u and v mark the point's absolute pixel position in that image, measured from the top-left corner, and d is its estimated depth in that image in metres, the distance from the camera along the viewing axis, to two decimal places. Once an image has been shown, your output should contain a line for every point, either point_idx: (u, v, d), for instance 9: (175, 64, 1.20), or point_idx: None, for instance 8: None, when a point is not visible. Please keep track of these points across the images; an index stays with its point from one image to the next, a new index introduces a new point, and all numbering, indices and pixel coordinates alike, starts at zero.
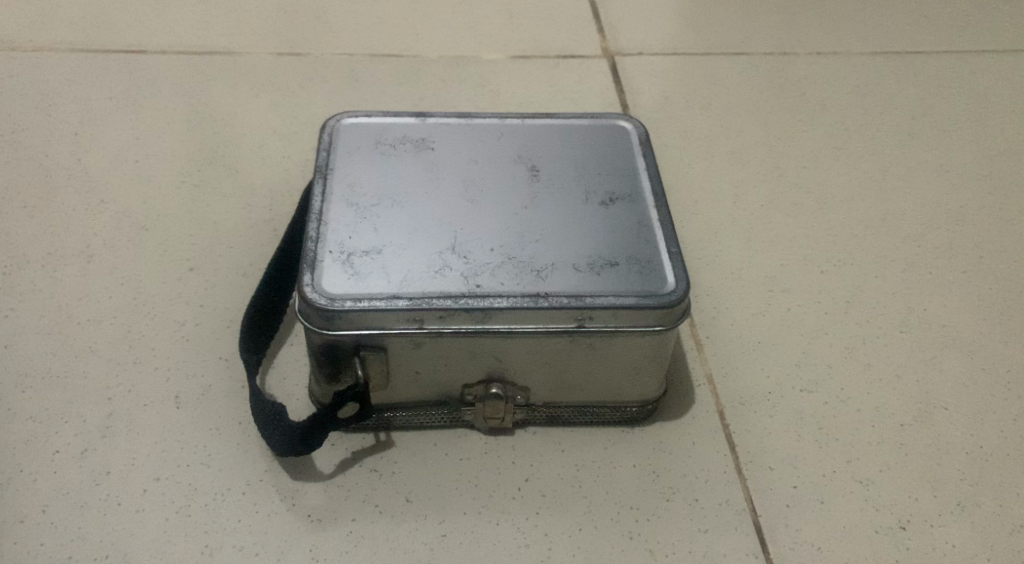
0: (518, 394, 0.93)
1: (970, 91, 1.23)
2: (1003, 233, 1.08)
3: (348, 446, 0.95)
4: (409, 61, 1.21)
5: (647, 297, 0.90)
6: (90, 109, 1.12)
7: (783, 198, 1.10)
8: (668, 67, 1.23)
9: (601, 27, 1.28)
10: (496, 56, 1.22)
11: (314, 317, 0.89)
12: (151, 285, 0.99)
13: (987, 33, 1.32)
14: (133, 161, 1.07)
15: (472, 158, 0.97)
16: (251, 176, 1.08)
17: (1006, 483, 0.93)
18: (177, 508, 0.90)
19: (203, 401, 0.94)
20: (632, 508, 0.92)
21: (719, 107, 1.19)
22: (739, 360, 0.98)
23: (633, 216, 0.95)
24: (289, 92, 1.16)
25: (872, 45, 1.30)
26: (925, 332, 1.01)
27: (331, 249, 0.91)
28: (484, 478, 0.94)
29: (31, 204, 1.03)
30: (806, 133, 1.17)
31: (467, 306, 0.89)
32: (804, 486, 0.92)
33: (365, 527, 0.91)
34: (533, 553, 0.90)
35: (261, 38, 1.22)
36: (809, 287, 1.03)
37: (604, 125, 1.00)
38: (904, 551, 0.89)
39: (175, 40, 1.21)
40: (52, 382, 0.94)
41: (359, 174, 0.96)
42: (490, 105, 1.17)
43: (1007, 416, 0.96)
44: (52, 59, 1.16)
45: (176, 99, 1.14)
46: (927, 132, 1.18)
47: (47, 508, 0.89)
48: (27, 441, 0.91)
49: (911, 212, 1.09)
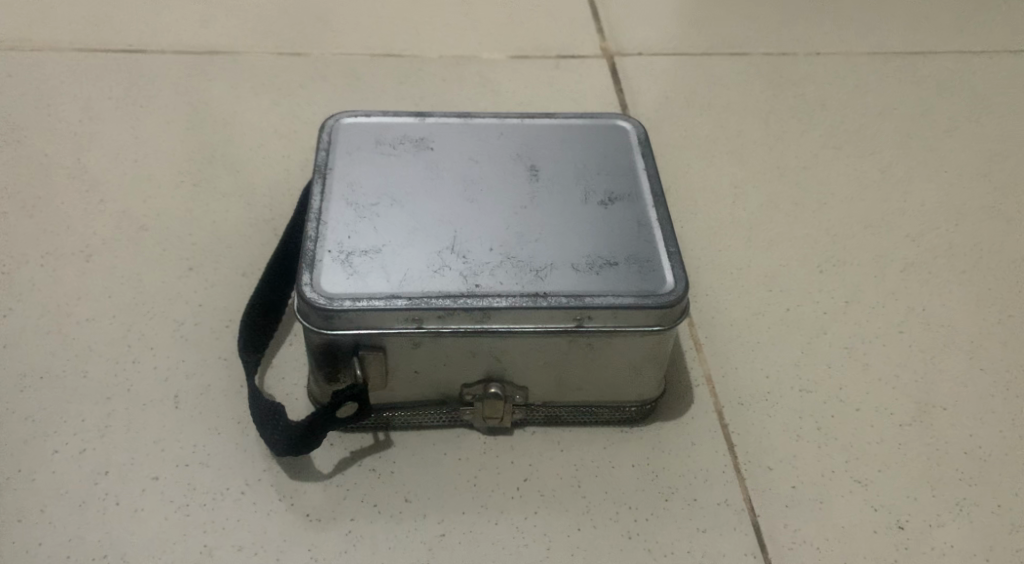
0: (517, 393, 0.92)
1: (968, 96, 1.26)
2: (1001, 235, 1.11)
3: (348, 445, 0.93)
4: (412, 61, 1.25)
5: (647, 296, 0.88)
6: (96, 114, 1.14)
7: (783, 198, 1.13)
8: (665, 70, 1.26)
9: (601, 28, 1.32)
10: (496, 58, 1.26)
11: (313, 317, 0.87)
12: (150, 284, 1.01)
13: (983, 39, 1.35)
14: (134, 162, 1.10)
15: (471, 158, 0.97)
16: (252, 176, 1.10)
17: (1005, 482, 0.94)
18: (176, 508, 0.90)
19: (203, 401, 0.95)
20: (631, 507, 0.92)
21: (717, 109, 1.22)
22: (740, 361, 0.99)
23: (633, 216, 0.93)
24: (290, 91, 1.20)
25: (872, 45, 1.33)
26: (926, 332, 1.02)
27: (330, 248, 0.90)
28: (484, 478, 0.92)
29: (36, 209, 1.05)
30: (805, 133, 1.20)
31: (467, 306, 0.87)
32: (804, 486, 0.93)
33: (365, 527, 0.90)
34: (533, 553, 0.89)
35: (263, 38, 1.26)
36: (808, 287, 1.05)
37: (604, 126, 1.00)
38: (903, 550, 0.91)
39: (176, 40, 1.24)
40: (51, 381, 0.95)
41: (359, 174, 0.95)
42: (491, 104, 1.21)
43: (1007, 417, 0.98)
44: (55, 59, 1.19)
45: (177, 100, 1.17)
46: (928, 133, 1.21)
47: (46, 508, 0.89)
48: (27, 440, 0.92)
49: (911, 213, 1.12)
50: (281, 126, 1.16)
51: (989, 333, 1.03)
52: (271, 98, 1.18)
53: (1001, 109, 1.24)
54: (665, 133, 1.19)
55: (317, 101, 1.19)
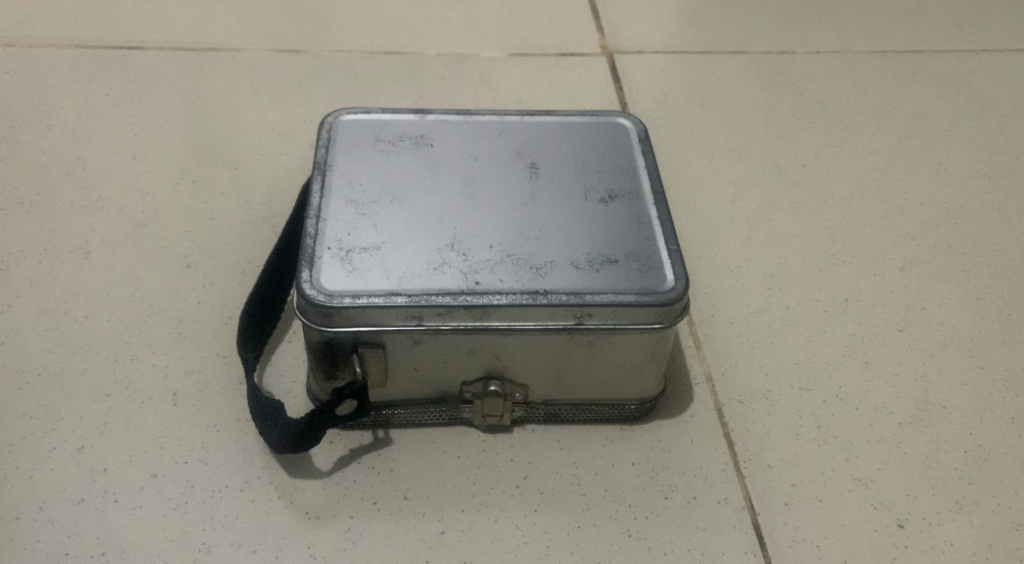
0: (517, 391, 0.92)
1: (967, 95, 1.26)
2: (1001, 234, 1.11)
3: (346, 443, 0.93)
4: (412, 59, 1.25)
5: (647, 294, 0.88)
6: (93, 112, 1.14)
7: (783, 196, 1.13)
8: (664, 68, 1.26)
9: (600, 27, 1.32)
10: (495, 56, 1.26)
11: (312, 314, 0.87)
12: (148, 281, 1.01)
13: (983, 38, 1.35)
14: (133, 159, 1.10)
15: (470, 156, 0.96)
16: (251, 172, 1.10)
17: (1004, 481, 0.94)
18: (175, 505, 0.90)
19: (202, 398, 0.95)
20: (631, 506, 0.91)
21: (716, 108, 1.22)
22: (740, 359, 0.99)
23: (634, 213, 0.93)
24: (290, 88, 1.20)
25: (871, 44, 1.33)
26: (925, 331, 1.02)
27: (329, 245, 0.89)
28: (483, 475, 0.92)
29: (34, 206, 1.05)
30: (805, 132, 1.20)
31: (467, 303, 0.87)
32: (803, 484, 0.93)
33: (364, 524, 0.90)
34: (533, 552, 0.89)
35: (262, 35, 1.25)
36: (808, 285, 1.05)
37: (604, 123, 1.00)
38: (902, 549, 0.91)
39: (173, 37, 1.24)
40: (49, 378, 0.95)
41: (357, 172, 0.94)
42: (490, 102, 1.20)
43: (1006, 416, 0.98)
44: (52, 55, 1.19)
45: (176, 97, 1.17)
46: (928, 132, 1.21)
47: (44, 505, 0.89)
48: (24, 438, 0.92)
49: (910, 212, 1.12)
50: (280, 124, 1.15)
51: (989, 331, 1.03)
52: (269, 96, 1.18)
53: (1001, 108, 1.25)
54: (664, 131, 1.19)
55: (316, 98, 1.19)
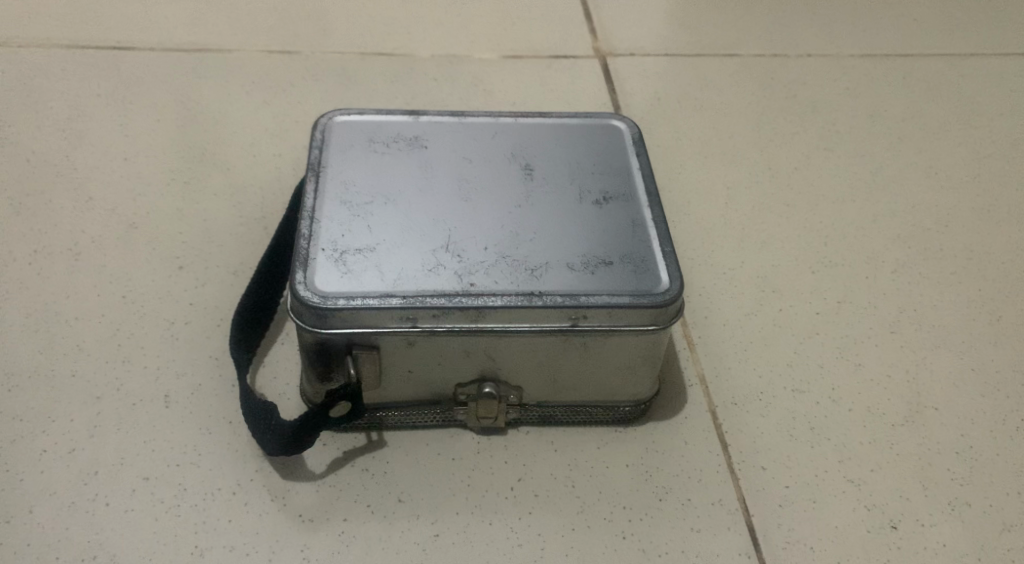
0: (511, 393, 0.91)
1: (957, 97, 1.27)
2: (991, 237, 1.11)
3: (340, 445, 0.93)
4: (404, 60, 1.24)
5: (642, 296, 0.88)
6: (83, 112, 1.13)
7: (776, 199, 1.13)
8: (657, 71, 1.26)
9: (592, 29, 1.32)
10: (488, 57, 1.26)
11: (306, 315, 0.87)
12: (139, 283, 1.00)
13: (972, 41, 1.36)
14: (124, 160, 1.09)
15: (465, 157, 0.96)
16: (243, 173, 1.09)
17: (995, 482, 0.94)
18: (167, 508, 0.89)
19: (194, 401, 0.94)
20: (625, 508, 0.91)
21: (709, 111, 1.22)
22: (734, 362, 0.99)
23: (628, 215, 0.93)
24: (282, 89, 1.19)
25: (863, 46, 1.34)
26: (916, 333, 1.03)
27: (324, 246, 0.89)
28: (478, 477, 0.92)
29: (24, 206, 1.04)
30: (796, 134, 1.20)
31: (462, 305, 0.87)
32: (796, 486, 0.93)
33: (357, 527, 0.89)
34: (528, 554, 0.89)
35: (254, 35, 1.25)
36: (800, 287, 1.05)
37: (598, 125, 1.00)
38: (895, 550, 0.91)
39: (164, 37, 1.23)
40: (38, 381, 0.94)
41: (351, 173, 0.94)
42: (482, 104, 1.20)
43: (997, 417, 0.98)
44: (43, 55, 1.18)
45: (166, 96, 1.16)
46: (918, 134, 1.22)
47: (34, 508, 0.88)
48: (15, 440, 0.91)
49: (902, 214, 1.12)
50: (272, 124, 1.15)
51: (980, 333, 1.03)
52: (261, 97, 1.18)
53: (990, 110, 1.25)
54: (657, 132, 1.19)
55: (308, 99, 1.18)
